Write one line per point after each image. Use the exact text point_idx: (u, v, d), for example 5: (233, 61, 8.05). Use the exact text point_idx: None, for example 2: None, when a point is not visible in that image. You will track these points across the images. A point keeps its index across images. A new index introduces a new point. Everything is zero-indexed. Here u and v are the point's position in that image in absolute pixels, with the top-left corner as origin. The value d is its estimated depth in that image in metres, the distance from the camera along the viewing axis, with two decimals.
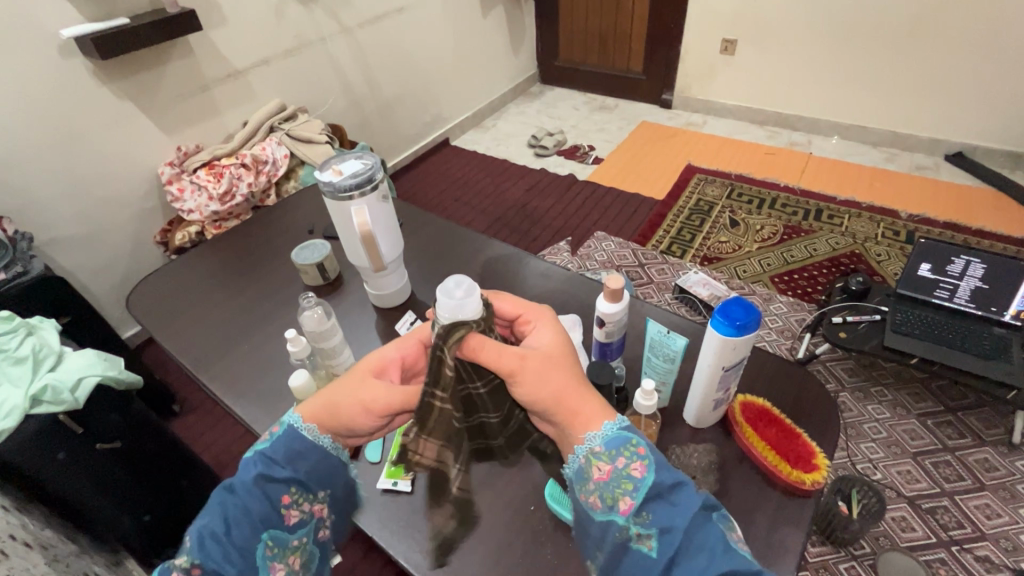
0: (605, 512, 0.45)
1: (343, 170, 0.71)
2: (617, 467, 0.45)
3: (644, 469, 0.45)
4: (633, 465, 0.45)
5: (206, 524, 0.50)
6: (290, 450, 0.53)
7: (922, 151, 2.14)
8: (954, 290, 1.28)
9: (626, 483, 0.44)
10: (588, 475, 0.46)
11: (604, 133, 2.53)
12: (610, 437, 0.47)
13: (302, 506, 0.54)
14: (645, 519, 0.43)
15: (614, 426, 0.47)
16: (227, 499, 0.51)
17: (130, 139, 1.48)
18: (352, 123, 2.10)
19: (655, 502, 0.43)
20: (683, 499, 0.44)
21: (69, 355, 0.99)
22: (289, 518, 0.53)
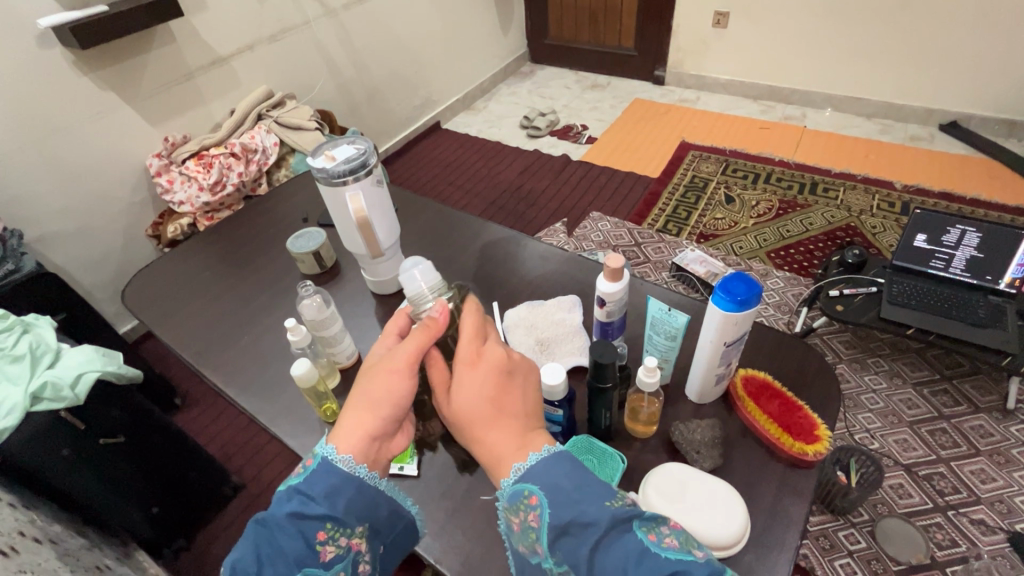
0: (536, 556, 0.44)
1: (336, 155, 0.70)
2: (522, 520, 0.44)
3: (539, 516, 0.42)
4: (529, 516, 0.43)
5: (240, 557, 0.45)
6: (326, 486, 0.47)
7: (916, 121, 2.13)
8: (949, 260, 1.28)
9: (532, 530, 0.43)
10: (512, 529, 0.45)
11: (597, 111, 2.51)
12: (508, 488, 0.45)
13: (338, 543, 0.47)
14: (558, 557, 0.41)
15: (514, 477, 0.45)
16: (258, 535, 0.46)
17: (115, 131, 1.46)
18: (341, 109, 2.07)
19: (556, 545, 0.41)
20: (582, 533, 0.40)
21: (66, 351, 0.98)
22: (325, 558, 0.45)
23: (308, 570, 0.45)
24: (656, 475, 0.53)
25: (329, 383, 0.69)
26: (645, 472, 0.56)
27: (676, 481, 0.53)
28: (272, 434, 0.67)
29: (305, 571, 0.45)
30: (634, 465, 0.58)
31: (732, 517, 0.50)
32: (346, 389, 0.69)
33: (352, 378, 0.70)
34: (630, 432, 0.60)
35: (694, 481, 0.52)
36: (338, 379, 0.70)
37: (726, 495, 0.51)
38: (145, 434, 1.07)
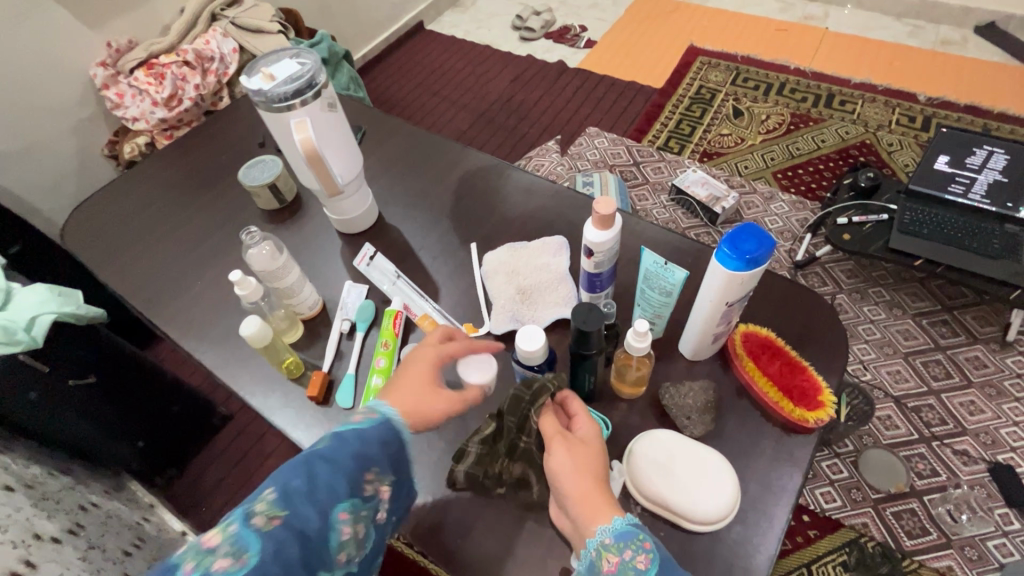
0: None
1: (276, 73, 0.59)
2: (625, 559, 0.40)
3: (650, 562, 0.40)
4: (639, 557, 0.40)
5: (291, 478, 0.44)
6: (382, 429, 0.50)
7: (950, 23, 1.92)
8: (969, 185, 1.20)
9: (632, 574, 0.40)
10: (598, 569, 0.41)
11: (597, 9, 2.25)
12: (620, 525, 0.42)
13: (373, 485, 0.49)
14: None
15: (623, 518, 0.42)
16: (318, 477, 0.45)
17: (47, 34, 1.28)
18: (309, 8, 1.84)
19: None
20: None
21: (18, 291, 0.88)
22: (367, 493, 0.48)
23: (354, 498, 0.46)
24: (642, 444, 0.49)
25: (287, 338, 0.63)
26: (630, 437, 0.53)
27: (660, 452, 0.49)
28: (231, 390, 0.63)
29: (352, 497, 0.46)
30: (619, 429, 0.54)
31: (720, 489, 0.46)
32: (309, 342, 0.64)
33: (317, 329, 0.65)
34: (615, 392, 0.55)
35: (679, 450, 0.49)
36: (300, 332, 0.64)
37: (715, 464, 0.48)
38: (119, 372, 1.05)
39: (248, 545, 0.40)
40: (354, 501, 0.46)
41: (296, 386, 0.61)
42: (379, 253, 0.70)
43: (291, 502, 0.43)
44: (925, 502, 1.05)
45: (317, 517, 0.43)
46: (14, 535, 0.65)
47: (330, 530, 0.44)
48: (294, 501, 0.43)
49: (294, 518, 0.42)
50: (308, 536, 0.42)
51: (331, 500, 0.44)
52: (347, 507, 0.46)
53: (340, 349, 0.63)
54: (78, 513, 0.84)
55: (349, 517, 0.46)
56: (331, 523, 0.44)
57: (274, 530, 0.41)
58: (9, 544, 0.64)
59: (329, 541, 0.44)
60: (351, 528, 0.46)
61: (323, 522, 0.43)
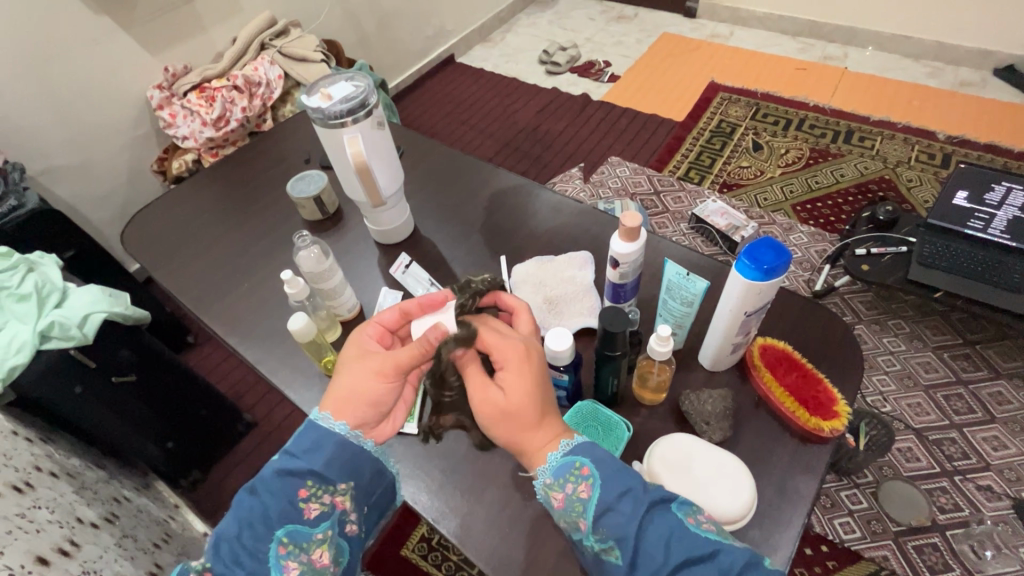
0: (576, 534, 0.47)
1: (333, 94, 0.65)
2: (569, 493, 0.47)
3: (589, 488, 0.46)
4: (579, 488, 0.46)
5: (224, 528, 0.50)
6: (312, 443, 0.52)
7: (970, 64, 1.96)
8: (989, 221, 1.20)
9: (577, 504, 0.46)
10: (549, 504, 0.48)
11: (621, 46, 2.34)
12: (555, 461, 0.48)
13: (322, 500, 0.51)
14: (601, 535, 0.44)
15: (558, 455, 0.48)
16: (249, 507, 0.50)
17: (113, 59, 1.39)
18: (349, 40, 1.96)
19: (604, 517, 0.44)
20: (630, 506, 0.44)
21: (73, 291, 0.96)
22: (310, 514, 0.50)
23: (291, 527, 0.50)
24: (659, 446, 0.52)
25: (328, 337, 0.68)
26: (650, 440, 0.56)
27: (677, 453, 0.52)
28: (273, 384, 0.67)
29: (288, 529, 0.49)
30: (639, 433, 0.56)
31: (737, 491, 0.49)
32: (346, 342, 0.68)
33: (354, 331, 0.69)
34: (637, 398, 0.58)
35: (697, 452, 0.51)
36: (338, 332, 0.69)
37: (733, 467, 0.50)
38: (158, 373, 1.09)
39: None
40: (295, 530, 0.50)
41: None
42: (414, 262, 0.76)
43: (221, 553, 0.49)
44: (948, 537, 1.03)
45: (248, 563, 0.48)
46: (59, 516, 0.69)
47: (272, 567, 0.48)
48: (220, 555, 0.49)
49: (222, 567, 0.48)
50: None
51: (260, 539, 0.49)
52: (285, 541, 0.49)
53: None
54: (112, 504, 0.87)
55: (291, 550, 0.49)
56: (269, 563, 0.48)
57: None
58: (55, 523, 0.68)
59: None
60: (300, 558, 0.49)
61: (257, 566, 0.48)
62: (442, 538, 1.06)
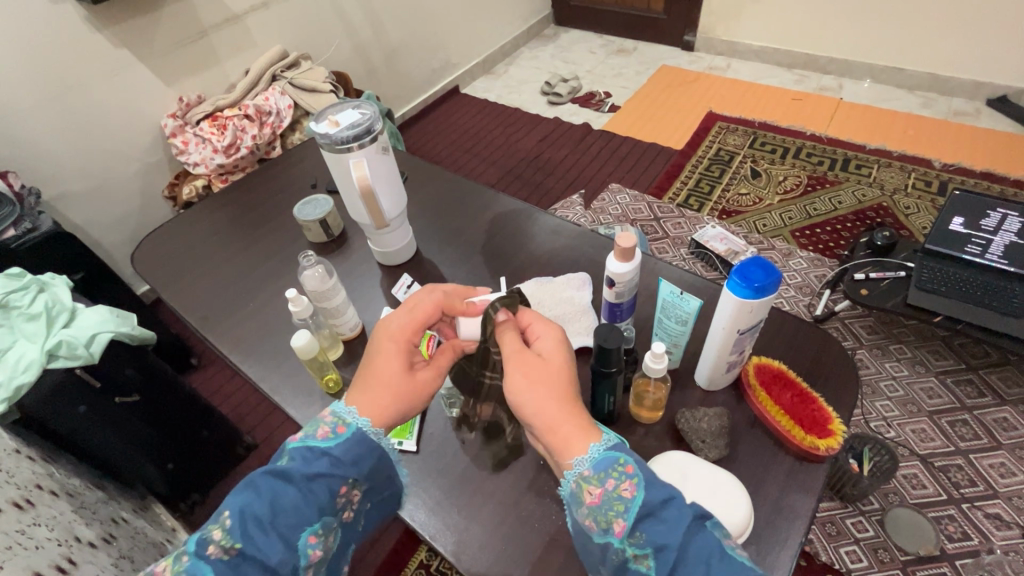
0: (602, 536, 0.43)
1: (341, 121, 0.68)
2: (609, 488, 0.44)
3: (634, 488, 0.43)
4: (623, 485, 0.43)
5: (250, 505, 0.45)
6: (353, 446, 0.50)
7: (962, 95, 2.00)
8: (986, 245, 1.22)
9: (617, 503, 0.43)
10: (581, 500, 0.45)
11: (621, 78, 2.41)
12: (598, 454, 0.45)
13: (349, 499, 0.51)
14: (638, 540, 0.41)
15: (602, 447, 0.45)
16: (279, 489, 0.47)
17: (129, 89, 1.44)
18: (358, 72, 2.02)
19: (647, 520, 0.42)
20: (674, 515, 0.42)
21: (81, 312, 0.98)
22: (338, 510, 0.50)
23: (325, 521, 0.48)
24: (655, 466, 0.53)
25: (330, 355, 0.70)
26: (647, 458, 0.56)
27: (673, 472, 0.52)
28: (275, 402, 0.68)
29: (321, 521, 0.48)
30: (636, 450, 0.57)
31: (733, 508, 0.50)
32: (348, 360, 0.70)
33: (356, 349, 0.71)
34: (634, 416, 0.60)
35: (692, 470, 0.52)
36: (340, 351, 0.71)
37: (729, 486, 0.51)
38: (160, 394, 1.09)
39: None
40: (325, 522, 0.48)
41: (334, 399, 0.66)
42: (416, 282, 0.78)
43: (246, 533, 0.44)
44: (957, 567, 1.01)
45: (278, 549, 0.45)
46: (56, 535, 0.69)
47: (298, 556, 0.46)
48: (251, 536, 0.44)
49: (249, 548, 0.44)
50: (271, 568, 0.45)
51: (296, 528, 0.46)
52: (316, 532, 0.48)
53: None
54: (111, 525, 0.87)
55: (319, 540, 0.48)
56: (298, 552, 0.46)
57: (233, 560, 0.44)
58: (54, 542, 0.68)
59: (298, 565, 0.46)
60: (322, 548, 0.48)
61: (286, 554, 0.45)
62: (441, 563, 1.04)
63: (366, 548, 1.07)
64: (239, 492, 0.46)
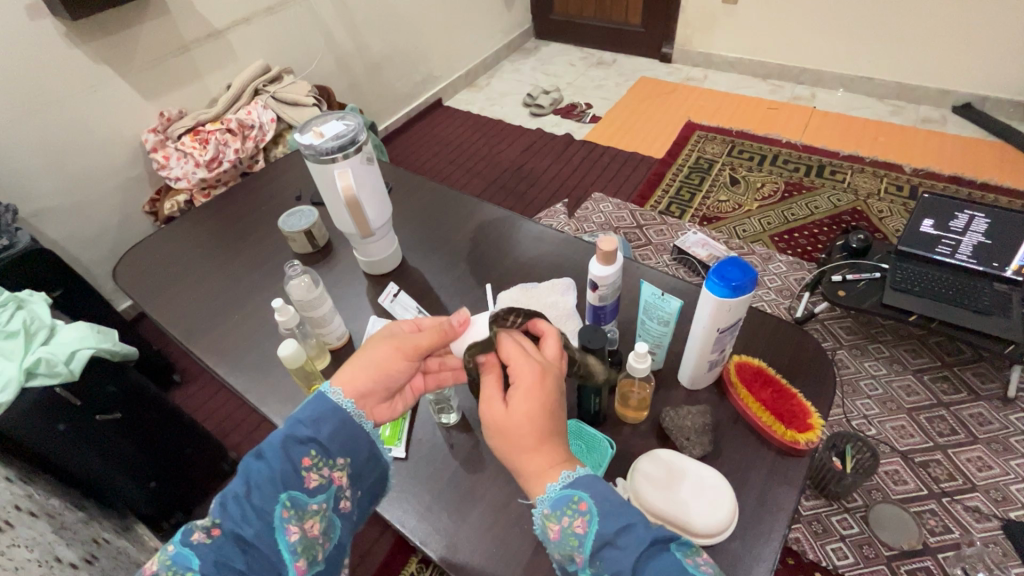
0: (571, 565, 0.46)
1: (325, 132, 0.69)
2: (564, 526, 0.45)
3: (587, 524, 0.45)
4: (576, 522, 0.45)
5: (229, 487, 0.48)
6: (315, 413, 0.52)
7: (929, 103, 2.08)
8: (956, 247, 1.26)
9: (574, 538, 0.45)
10: (546, 536, 0.47)
11: (602, 90, 2.46)
12: (555, 492, 0.46)
13: (321, 472, 0.51)
14: (598, 569, 0.43)
15: (557, 486, 0.46)
16: (251, 465, 0.49)
17: (110, 105, 1.43)
18: (340, 85, 2.03)
19: (600, 553, 0.43)
20: (631, 542, 0.42)
21: (60, 328, 0.97)
22: (309, 483, 0.50)
23: (294, 493, 0.49)
24: (642, 462, 0.54)
25: (317, 364, 0.70)
26: (633, 456, 0.57)
27: (660, 468, 0.54)
28: (261, 413, 0.68)
29: (290, 494, 0.49)
30: (623, 450, 0.59)
31: (718, 506, 0.51)
32: (335, 370, 0.70)
33: (343, 358, 0.71)
34: (620, 417, 0.61)
35: (680, 468, 0.53)
36: (326, 360, 0.71)
37: (715, 484, 0.52)
38: (143, 411, 1.07)
39: (189, 559, 0.45)
40: (296, 497, 0.49)
41: None
42: (402, 291, 0.78)
43: (225, 512, 0.47)
44: (939, 560, 1.03)
45: (253, 523, 0.47)
46: (36, 556, 0.68)
47: (274, 533, 0.47)
48: (228, 511, 0.47)
49: (227, 524, 0.47)
50: (247, 542, 0.46)
51: (267, 499, 0.48)
52: (287, 505, 0.48)
53: None
54: (92, 545, 0.86)
55: (292, 514, 0.48)
56: (272, 527, 0.47)
57: (215, 541, 0.46)
58: (34, 562, 0.66)
59: (276, 542, 0.47)
60: (299, 525, 0.48)
61: (261, 527, 0.47)
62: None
63: (357, 562, 1.05)
64: (225, 483, 0.49)
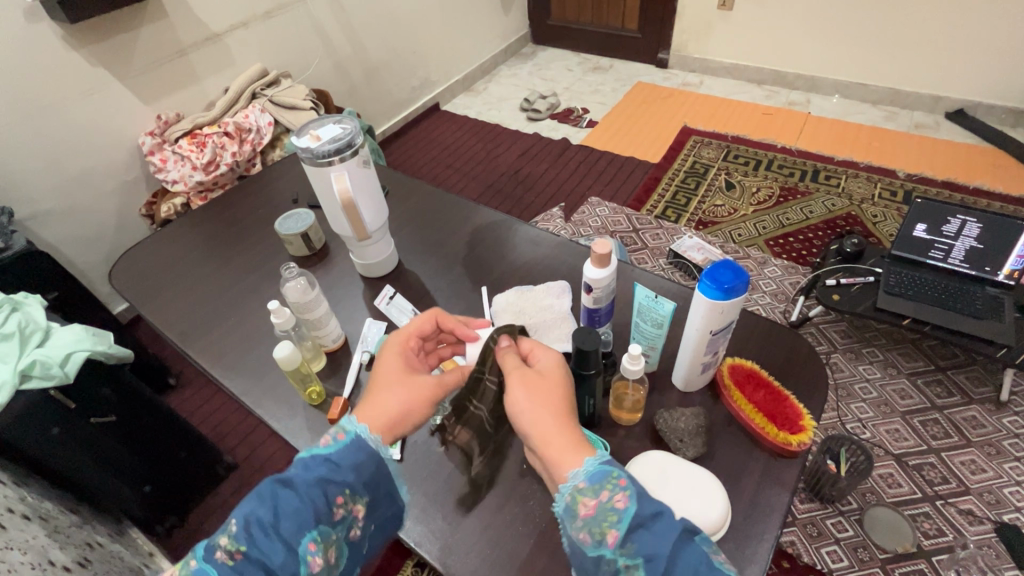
0: (596, 549, 0.43)
1: (322, 135, 0.70)
2: (603, 500, 0.44)
3: (627, 499, 0.43)
4: (617, 496, 0.44)
5: (254, 510, 0.46)
6: (351, 454, 0.51)
7: (922, 109, 2.10)
8: (949, 251, 1.26)
9: (610, 514, 0.43)
10: (575, 513, 0.45)
11: (598, 95, 2.47)
12: (593, 467, 0.46)
13: (348, 508, 0.50)
14: (629, 551, 0.41)
15: (596, 460, 0.46)
16: (282, 495, 0.47)
17: (108, 108, 1.44)
18: (338, 90, 2.04)
19: (637, 532, 0.42)
20: (666, 527, 0.42)
21: (56, 330, 0.96)
22: (336, 518, 0.49)
23: (322, 529, 0.47)
24: (633, 468, 0.54)
25: (313, 367, 0.70)
26: (627, 457, 0.58)
27: (651, 475, 0.53)
28: (256, 415, 0.68)
29: (320, 529, 0.47)
30: (617, 452, 0.59)
31: (714, 504, 0.51)
32: (331, 372, 0.70)
33: (339, 360, 0.72)
34: (614, 419, 0.61)
35: (671, 471, 0.53)
36: (323, 362, 0.71)
37: (708, 484, 0.52)
38: (138, 414, 1.07)
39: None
40: (322, 530, 0.48)
41: (318, 411, 0.66)
42: (398, 292, 0.78)
43: (251, 538, 0.45)
44: (934, 562, 1.03)
45: (281, 551, 0.45)
46: (29, 558, 0.67)
47: (298, 562, 0.46)
48: (256, 541, 0.45)
49: (253, 551, 0.45)
50: (273, 571, 0.45)
51: (296, 532, 0.46)
52: (316, 539, 0.47)
53: (359, 379, 0.69)
54: (86, 549, 0.85)
55: (319, 547, 0.47)
56: (298, 559, 0.46)
57: (238, 564, 0.44)
58: (27, 565, 0.66)
59: (300, 573, 0.46)
60: (323, 557, 0.47)
61: (288, 558, 0.45)
62: None
63: None
64: (244, 501, 0.48)
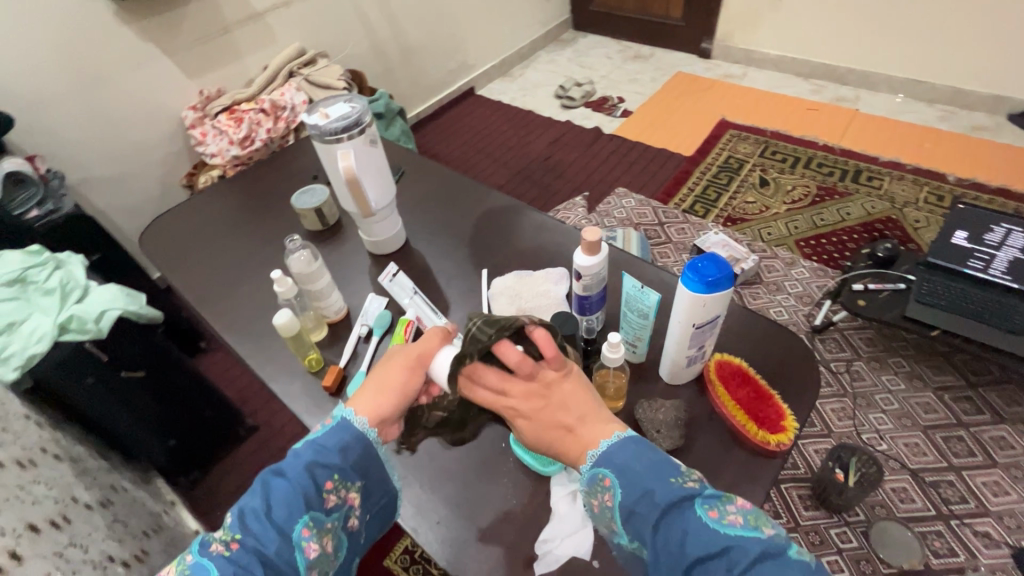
0: (617, 534, 0.50)
1: (331, 113, 0.72)
2: (601, 500, 0.50)
3: (613, 496, 0.49)
4: (605, 496, 0.50)
5: (249, 502, 0.51)
6: (337, 439, 0.55)
7: (983, 110, 1.97)
8: (989, 261, 1.17)
9: (610, 510, 0.50)
10: (591, 510, 0.52)
11: (635, 84, 2.42)
12: (586, 473, 0.51)
13: (340, 494, 0.54)
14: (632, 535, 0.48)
15: (588, 465, 0.51)
16: (274, 484, 0.52)
17: (154, 82, 1.51)
18: (374, 71, 2.08)
19: (628, 519, 0.47)
20: (649, 509, 0.46)
21: (94, 289, 1.03)
22: (328, 504, 0.53)
23: (314, 513, 0.52)
24: None
25: (314, 336, 0.74)
26: None
27: None
28: (260, 378, 0.72)
29: (312, 514, 0.52)
30: None
31: None
32: (331, 342, 0.74)
33: (340, 332, 0.75)
34: None
35: None
36: (324, 332, 0.75)
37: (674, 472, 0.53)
38: (166, 372, 1.14)
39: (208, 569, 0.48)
40: (316, 516, 0.52)
41: (315, 378, 0.70)
42: (401, 271, 0.80)
43: (246, 526, 0.50)
44: None
45: (274, 538, 0.49)
46: (54, 494, 0.74)
47: (293, 548, 0.50)
48: (249, 527, 0.49)
49: (248, 540, 0.49)
50: (268, 557, 0.49)
51: (290, 518, 0.50)
52: (308, 524, 0.51)
53: (356, 350, 0.72)
54: (110, 491, 0.92)
55: (313, 532, 0.51)
56: (293, 543, 0.50)
57: (234, 553, 0.48)
58: (52, 499, 0.72)
59: (295, 558, 0.50)
60: (318, 542, 0.51)
61: (282, 544, 0.49)
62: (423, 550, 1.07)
63: None
64: (243, 496, 0.52)
